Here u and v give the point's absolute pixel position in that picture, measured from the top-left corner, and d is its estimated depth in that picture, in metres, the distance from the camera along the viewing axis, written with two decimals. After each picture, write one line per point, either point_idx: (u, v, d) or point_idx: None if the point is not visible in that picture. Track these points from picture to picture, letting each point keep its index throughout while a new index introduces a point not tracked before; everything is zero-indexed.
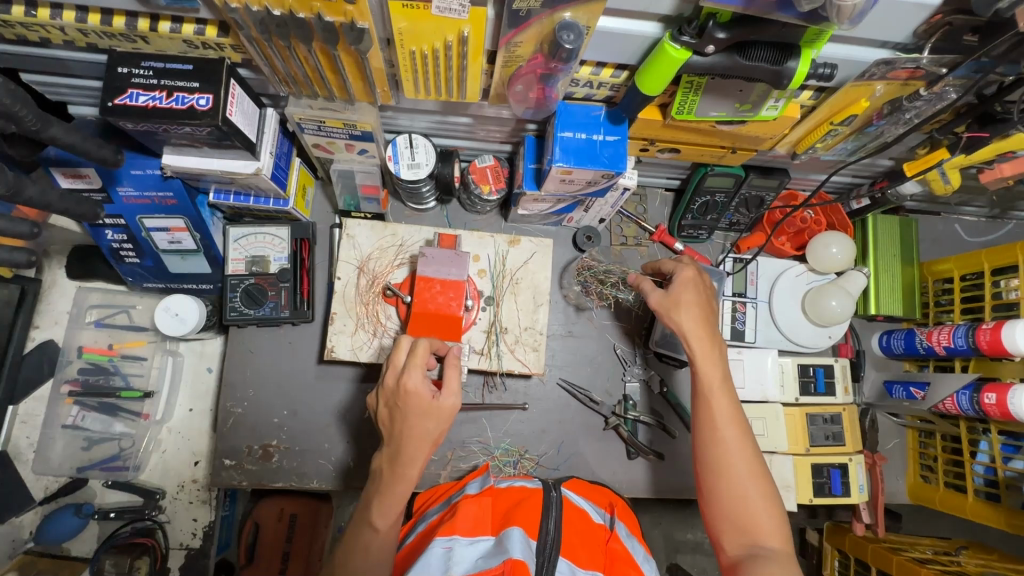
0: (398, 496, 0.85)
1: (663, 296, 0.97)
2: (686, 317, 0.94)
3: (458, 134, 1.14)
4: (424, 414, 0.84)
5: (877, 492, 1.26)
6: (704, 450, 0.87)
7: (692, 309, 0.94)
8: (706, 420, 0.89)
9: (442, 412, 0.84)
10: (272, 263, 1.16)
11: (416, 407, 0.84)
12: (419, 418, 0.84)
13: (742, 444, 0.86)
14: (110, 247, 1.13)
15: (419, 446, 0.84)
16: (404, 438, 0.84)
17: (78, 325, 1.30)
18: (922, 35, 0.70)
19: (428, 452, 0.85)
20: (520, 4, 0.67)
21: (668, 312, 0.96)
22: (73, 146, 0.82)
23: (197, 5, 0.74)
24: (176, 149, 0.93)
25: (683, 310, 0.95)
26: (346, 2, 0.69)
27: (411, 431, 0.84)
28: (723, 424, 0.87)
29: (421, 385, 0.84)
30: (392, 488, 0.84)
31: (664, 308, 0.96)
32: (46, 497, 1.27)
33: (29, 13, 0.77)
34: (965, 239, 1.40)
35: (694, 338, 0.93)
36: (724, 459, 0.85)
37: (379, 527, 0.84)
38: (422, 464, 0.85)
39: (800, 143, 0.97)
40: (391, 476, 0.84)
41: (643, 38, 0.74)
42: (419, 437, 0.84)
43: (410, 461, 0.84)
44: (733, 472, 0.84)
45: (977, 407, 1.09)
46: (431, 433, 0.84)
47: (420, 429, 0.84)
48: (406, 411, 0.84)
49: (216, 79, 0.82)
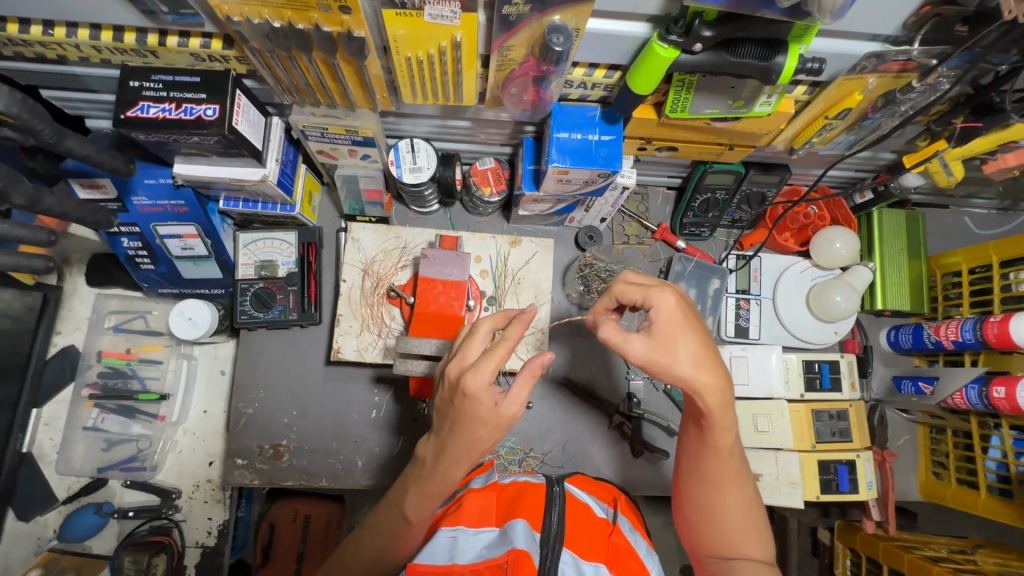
0: (432, 494, 0.80)
1: (643, 351, 0.73)
2: (673, 374, 0.72)
3: (459, 138, 1.16)
4: (482, 422, 0.72)
5: (887, 489, 1.23)
6: (698, 483, 0.82)
7: (685, 360, 0.72)
8: (701, 455, 0.81)
9: (501, 423, 0.73)
10: (280, 267, 1.19)
11: (476, 415, 0.72)
12: (476, 426, 0.72)
13: (739, 484, 0.80)
14: (126, 254, 1.18)
15: (469, 450, 0.75)
16: (453, 437, 0.75)
17: (98, 331, 1.35)
18: (911, 27, 0.70)
19: (474, 457, 0.77)
20: (509, 8, 0.69)
21: (648, 369, 0.73)
22: (89, 158, 0.85)
23: (202, 19, 0.77)
24: (187, 158, 0.97)
25: (672, 364, 0.72)
26: (342, 12, 0.72)
27: (462, 434, 0.74)
28: (721, 463, 0.80)
29: (485, 388, 0.71)
30: (429, 481, 0.79)
31: (648, 364, 0.73)
32: (69, 496, 1.31)
33: (47, 32, 0.81)
34: (974, 232, 1.38)
35: (687, 392, 0.74)
36: (718, 498, 0.81)
37: (410, 517, 0.81)
38: (467, 465, 0.78)
39: (796, 138, 0.97)
40: (434, 470, 0.78)
41: (632, 39, 0.75)
42: (469, 443, 0.74)
43: (455, 461, 0.76)
44: (726, 514, 0.81)
45: (987, 402, 1.07)
46: (484, 440, 0.74)
47: (473, 435, 0.74)
48: (463, 413, 0.73)
49: (222, 90, 0.86)
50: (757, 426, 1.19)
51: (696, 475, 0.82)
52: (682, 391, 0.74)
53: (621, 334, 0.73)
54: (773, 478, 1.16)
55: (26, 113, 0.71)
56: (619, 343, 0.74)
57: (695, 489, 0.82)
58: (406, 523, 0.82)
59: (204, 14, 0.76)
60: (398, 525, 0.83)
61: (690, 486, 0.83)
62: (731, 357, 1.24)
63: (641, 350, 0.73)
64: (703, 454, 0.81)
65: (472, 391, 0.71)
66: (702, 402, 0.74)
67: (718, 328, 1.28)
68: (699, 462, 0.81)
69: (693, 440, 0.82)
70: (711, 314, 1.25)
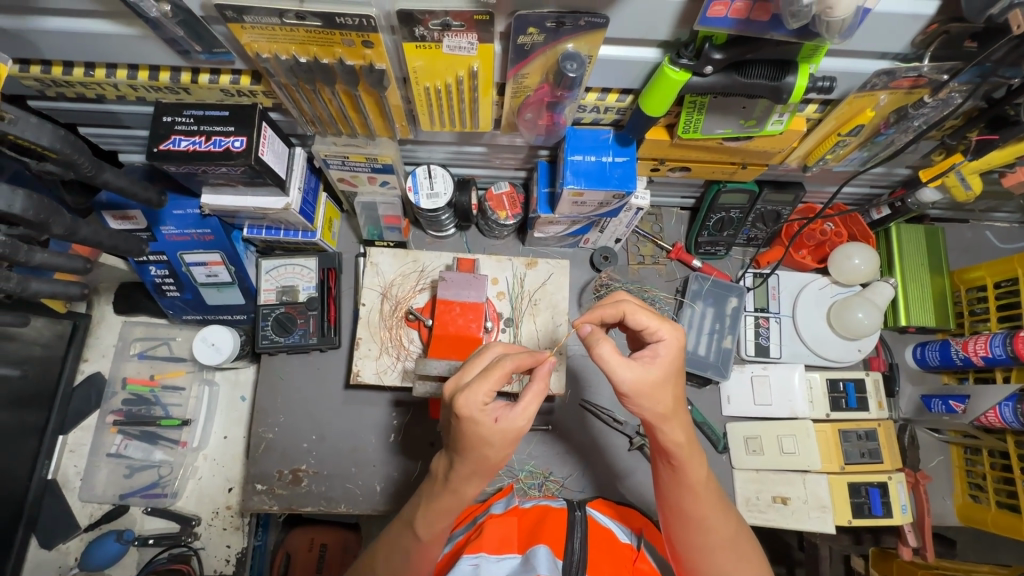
0: (444, 510, 0.77)
1: (635, 379, 0.70)
2: (660, 404, 0.72)
3: (475, 163, 1.19)
4: (484, 442, 0.70)
5: (922, 514, 1.18)
6: (680, 523, 0.79)
7: (665, 394, 0.72)
8: (677, 493, 0.78)
9: (505, 440, 0.70)
10: (301, 292, 1.21)
11: (477, 437, 0.69)
12: (481, 446, 0.70)
13: (721, 519, 0.78)
14: (153, 282, 1.21)
15: (478, 469, 0.72)
16: (459, 459, 0.72)
17: (123, 357, 1.38)
18: (920, 44, 0.71)
19: (488, 473, 0.74)
20: (524, 38, 0.72)
21: (638, 396, 0.71)
22: (123, 189, 0.89)
23: (233, 57, 0.81)
24: (214, 189, 1.00)
25: (656, 397, 0.71)
26: (365, 46, 0.75)
27: (467, 456, 0.71)
28: (700, 501, 0.77)
29: (481, 412, 0.68)
30: (438, 500, 0.77)
31: (638, 392, 0.71)
32: (91, 523, 1.31)
33: (88, 73, 0.86)
34: (997, 246, 1.36)
35: (662, 423, 0.73)
36: (704, 536, 0.78)
37: (422, 535, 0.79)
38: (483, 481, 0.75)
39: (809, 155, 0.98)
40: (445, 490, 0.76)
41: (643, 63, 0.78)
42: (477, 463, 0.72)
43: (466, 480, 0.74)
44: (716, 551, 0.78)
45: (1022, 419, 1.03)
46: (491, 459, 0.71)
47: (478, 455, 0.71)
48: (466, 437, 0.70)
49: (250, 123, 0.90)
50: (782, 447, 1.17)
51: (676, 514, 0.79)
52: (657, 424, 0.73)
53: (620, 358, 0.70)
54: (802, 502, 1.14)
55: (68, 148, 0.75)
56: (610, 368, 0.70)
57: (679, 528, 0.79)
58: (417, 541, 0.79)
59: (234, 52, 0.80)
60: (410, 542, 0.80)
61: (674, 526, 0.80)
62: (752, 376, 1.23)
63: (634, 377, 0.70)
64: (680, 494, 0.78)
65: (467, 416, 0.68)
66: (674, 434, 0.74)
67: (738, 346, 1.27)
68: (677, 503, 0.78)
69: (667, 479, 0.78)
70: (730, 334, 1.23)
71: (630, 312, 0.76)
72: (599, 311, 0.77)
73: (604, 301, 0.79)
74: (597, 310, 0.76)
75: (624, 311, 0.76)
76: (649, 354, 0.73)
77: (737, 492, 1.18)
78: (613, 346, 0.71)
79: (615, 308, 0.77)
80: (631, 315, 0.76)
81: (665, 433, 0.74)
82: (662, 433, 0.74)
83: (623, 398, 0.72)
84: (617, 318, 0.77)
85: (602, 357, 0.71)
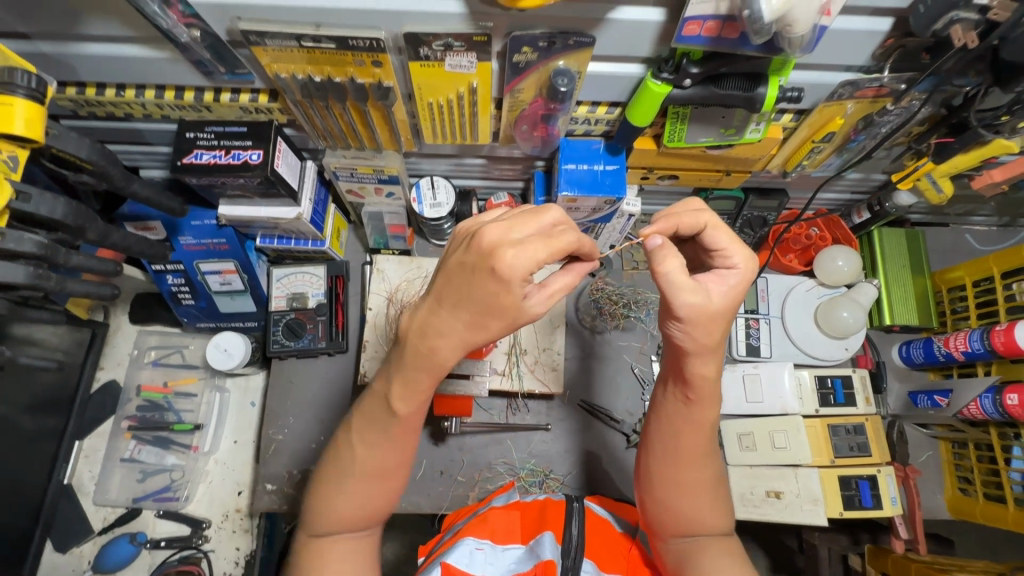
0: (419, 380, 0.71)
1: (697, 304, 0.68)
2: (711, 336, 0.71)
3: (475, 175, 1.26)
4: (497, 308, 0.64)
5: (913, 506, 1.22)
6: (662, 456, 0.82)
7: (717, 327, 0.71)
8: (673, 426, 0.80)
9: (518, 316, 0.66)
10: (310, 299, 1.27)
11: (495, 297, 0.63)
12: (490, 308, 0.65)
13: (703, 462, 0.82)
14: (170, 291, 1.27)
15: (469, 330, 0.67)
16: (460, 304, 0.66)
17: (138, 365, 1.43)
18: (879, 57, 0.78)
19: (476, 342, 0.69)
20: (519, 57, 0.80)
21: (691, 322, 0.70)
22: (149, 199, 0.96)
23: (253, 77, 0.89)
24: (231, 201, 1.07)
25: (709, 328, 0.70)
26: (374, 65, 0.82)
27: (470, 309, 0.66)
28: (690, 439, 0.80)
29: (520, 281, 0.62)
30: (413, 371, 0.71)
31: (693, 319, 0.69)
32: (105, 527, 1.35)
33: (119, 93, 0.93)
34: (977, 248, 1.41)
35: (702, 355, 0.73)
36: (679, 473, 0.81)
37: (397, 411, 0.74)
38: (464, 350, 0.70)
39: (788, 162, 1.05)
40: (420, 352, 0.69)
41: (628, 78, 0.85)
42: (474, 322, 0.66)
43: (451, 335, 0.68)
44: (689, 489, 0.81)
45: (1002, 410, 1.07)
46: (489, 329, 0.67)
47: (479, 320, 0.66)
48: (482, 291, 0.64)
49: (266, 138, 0.97)
50: (774, 442, 1.21)
51: (662, 446, 0.82)
52: (694, 354, 0.73)
53: (685, 279, 0.68)
54: (795, 496, 1.17)
55: (103, 160, 0.82)
56: (672, 289, 0.68)
57: (660, 459, 0.82)
58: (392, 417, 0.74)
59: (255, 72, 0.88)
60: (387, 419, 0.75)
61: (655, 458, 0.83)
62: (744, 375, 1.28)
63: (696, 302, 0.68)
64: (673, 428, 0.80)
65: (506, 270, 0.61)
66: (706, 368, 0.74)
67: (730, 346, 1.32)
68: (668, 437, 0.81)
69: (670, 410, 0.80)
70: None
71: (706, 227, 0.72)
72: (678, 215, 0.71)
73: (679, 208, 0.73)
74: (677, 216, 0.70)
75: (703, 224, 0.71)
76: (716, 277, 0.72)
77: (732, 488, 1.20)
78: (682, 265, 0.68)
79: (694, 218, 0.71)
80: (709, 229, 0.72)
81: (697, 365, 0.74)
82: (695, 362, 0.74)
83: (675, 320, 0.70)
84: (689, 229, 0.72)
85: (666, 273, 0.67)
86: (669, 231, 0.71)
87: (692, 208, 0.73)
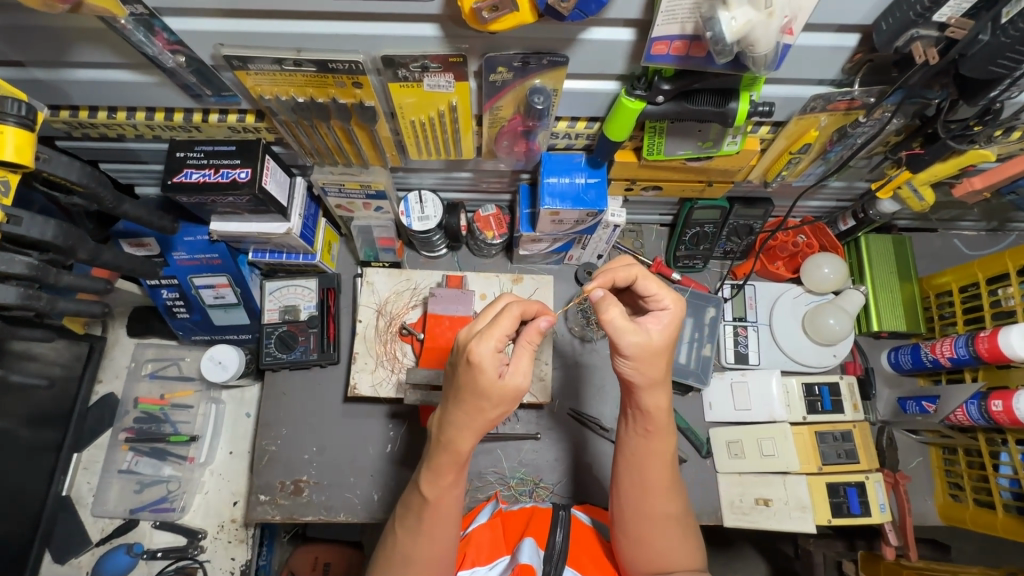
0: (445, 468, 0.81)
1: (639, 341, 0.79)
2: (655, 369, 0.80)
3: (463, 188, 1.28)
4: (484, 393, 0.75)
5: (904, 514, 1.20)
6: (631, 491, 0.86)
7: (661, 361, 0.81)
8: (637, 461, 0.86)
9: (504, 394, 0.76)
10: (302, 311, 1.29)
11: (478, 385, 0.75)
12: (479, 396, 0.76)
13: (670, 495, 0.86)
14: (165, 305, 1.30)
15: (473, 420, 0.78)
16: (457, 404, 0.78)
17: (135, 377, 1.46)
18: (849, 71, 0.79)
19: (481, 428, 0.79)
20: (495, 76, 0.81)
21: (637, 358, 0.79)
22: (140, 218, 0.99)
23: (239, 99, 0.91)
24: (222, 217, 1.10)
25: (653, 362, 0.80)
26: (355, 87, 0.85)
27: (467, 403, 0.77)
28: (654, 473, 0.85)
29: (490, 360, 0.74)
30: (437, 458, 0.81)
31: (639, 356, 0.79)
32: (102, 538, 1.37)
33: (111, 115, 0.96)
34: (965, 253, 1.42)
35: (650, 389, 0.82)
36: (649, 506, 0.85)
37: (427, 495, 0.82)
38: (475, 436, 0.79)
39: (768, 172, 1.06)
40: (441, 447, 0.80)
41: (605, 95, 0.87)
42: (472, 413, 0.77)
43: (459, 430, 0.79)
44: (657, 522, 0.84)
45: (987, 416, 1.08)
46: (486, 413, 0.77)
47: (475, 407, 0.77)
48: (468, 384, 0.76)
49: (254, 156, 0.99)
50: (762, 450, 1.21)
51: (630, 483, 0.87)
52: (645, 390, 0.82)
53: (626, 321, 0.79)
54: (783, 503, 1.18)
55: (93, 183, 0.84)
56: (616, 330, 0.79)
57: (630, 495, 0.86)
58: (424, 502, 0.83)
59: (241, 94, 0.90)
60: (419, 503, 0.84)
61: (624, 494, 0.87)
62: (732, 383, 1.29)
63: (638, 340, 0.79)
64: (637, 465, 0.86)
65: (477, 360, 0.74)
66: (657, 401, 0.83)
67: (718, 354, 1.33)
68: (635, 472, 0.86)
69: (633, 447, 0.87)
70: (709, 342, 1.29)
71: (638, 278, 0.85)
72: (614, 272, 0.85)
73: (615, 264, 0.87)
74: (612, 271, 0.84)
75: (635, 275, 0.85)
76: (654, 317, 0.82)
77: (721, 496, 1.22)
78: (623, 312, 0.80)
79: (626, 272, 0.85)
80: (641, 278, 0.85)
81: (650, 398, 0.83)
82: (646, 397, 0.83)
83: (623, 358, 0.80)
84: (627, 281, 0.85)
85: (610, 319, 0.79)
86: (607, 284, 0.85)
87: (630, 266, 0.86)
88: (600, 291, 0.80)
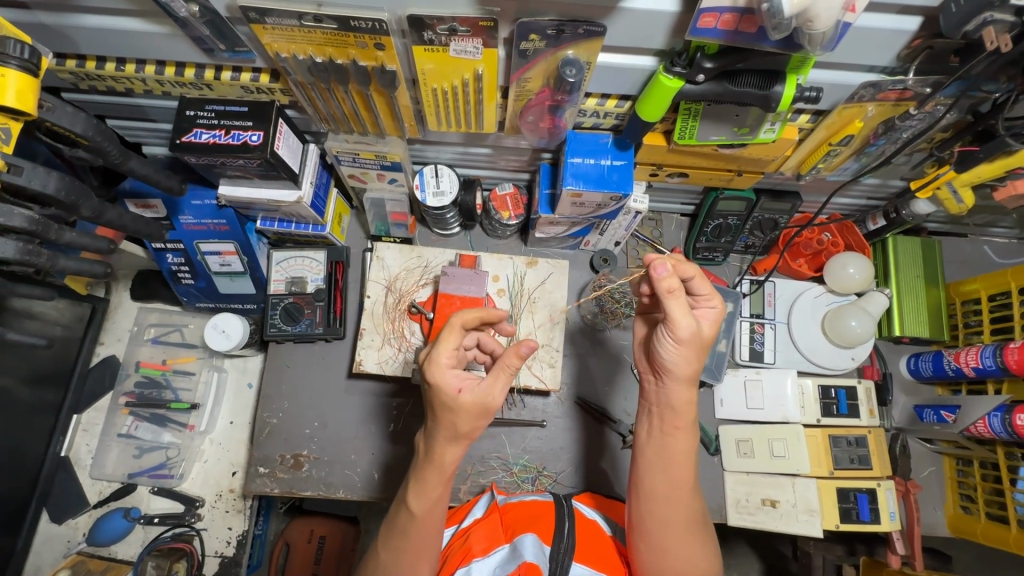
0: (432, 481, 0.83)
1: (695, 329, 0.80)
2: (698, 360, 0.83)
3: (480, 164, 1.24)
4: (451, 410, 0.77)
5: (912, 522, 1.18)
6: (652, 496, 0.86)
7: (703, 352, 0.83)
8: (660, 462, 0.86)
9: (470, 411, 0.76)
10: (309, 283, 1.25)
11: (443, 403, 0.77)
12: (449, 414, 0.77)
13: (689, 498, 0.86)
14: (169, 270, 1.26)
15: (452, 436, 0.79)
16: (434, 425, 0.80)
17: (137, 342, 1.44)
18: (905, 59, 0.75)
19: (463, 440, 0.80)
20: (526, 45, 0.77)
21: (686, 344, 0.80)
22: (146, 176, 0.95)
23: (254, 56, 0.87)
24: (231, 181, 1.06)
25: (697, 352, 0.82)
26: (376, 48, 0.80)
27: (440, 420, 0.78)
28: (680, 471, 0.86)
29: (442, 375, 0.77)
30: (424, 473, 0.83)
31: (687, 342, 0.80)
32: (99, 500, 1.36)
33: (119, 68, 0.92)
34: (995, 261, 1.37)
35: (682, 382, 0.84)
36: (671, 510, 0.85)
37: (415, 510, 0.83)
38: (460, 449, 0.81)
39: (803, 164, 1.02)
40: (427, 460, 0.82)
41: (640, 71, 0.82)
42: (449, 430, 0.78)
43: (444, 445, 0.80)
44: (680, 529, 0.85)
45: (1011, 430, 1.04)
46: (462, 429, 0.78)
47: (448, 423, 0.78)
48: (435, 404, 0.78)
49: (267, 118, 0.94)
50: (772, 451, 1.19)
51: (654, 485, 0.86)
52: (680, 383, 0.84)
53: (686, 307, 0.79)
54: (791, 505, 1.16)
55: (99, 136, 0.80)
56: (677, 315, 0.78)
57: (652, 499, 0.86)
58: (413, 519, 0.84)
59: (255, 51, 0.85)
60: (406, 521, 0.85)
61: (644, 498, 0.86)
62: (746, 380, 1.25)
63: (694, 328, 0.79)
64: (661, 466, 0.86)
65: (434, 379, 0.77)
66: (685, 396, 0.85)
67: (733, 350, 1.29)
68: (658, 475, 0.86)
69: (656, 447, 0.87)
70: (725, 337, 1.24)
71: (695, 278, 0.83)
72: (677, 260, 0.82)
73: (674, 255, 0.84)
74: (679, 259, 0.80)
75: (695, 274, 0.82)
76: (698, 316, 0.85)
77: (727, 494, 1.19)
78: (682, 299, 0.78)
79: (689, 268, 0.82)
80: (697, 279, 0.83)
81: (678, 393, 0.85)
82: (676, 391, 0.85)
83: (673, 344, 0.81)
84: (684, 276, 0.83)
85: (671, 304, 0.78)
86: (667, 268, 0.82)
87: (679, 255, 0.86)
88: (667, 266, 0.75)
